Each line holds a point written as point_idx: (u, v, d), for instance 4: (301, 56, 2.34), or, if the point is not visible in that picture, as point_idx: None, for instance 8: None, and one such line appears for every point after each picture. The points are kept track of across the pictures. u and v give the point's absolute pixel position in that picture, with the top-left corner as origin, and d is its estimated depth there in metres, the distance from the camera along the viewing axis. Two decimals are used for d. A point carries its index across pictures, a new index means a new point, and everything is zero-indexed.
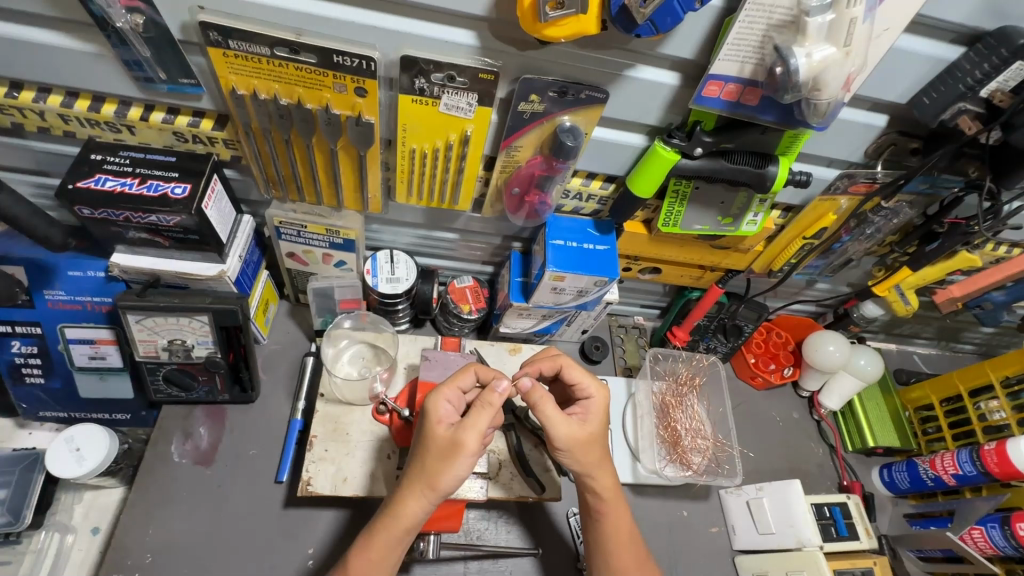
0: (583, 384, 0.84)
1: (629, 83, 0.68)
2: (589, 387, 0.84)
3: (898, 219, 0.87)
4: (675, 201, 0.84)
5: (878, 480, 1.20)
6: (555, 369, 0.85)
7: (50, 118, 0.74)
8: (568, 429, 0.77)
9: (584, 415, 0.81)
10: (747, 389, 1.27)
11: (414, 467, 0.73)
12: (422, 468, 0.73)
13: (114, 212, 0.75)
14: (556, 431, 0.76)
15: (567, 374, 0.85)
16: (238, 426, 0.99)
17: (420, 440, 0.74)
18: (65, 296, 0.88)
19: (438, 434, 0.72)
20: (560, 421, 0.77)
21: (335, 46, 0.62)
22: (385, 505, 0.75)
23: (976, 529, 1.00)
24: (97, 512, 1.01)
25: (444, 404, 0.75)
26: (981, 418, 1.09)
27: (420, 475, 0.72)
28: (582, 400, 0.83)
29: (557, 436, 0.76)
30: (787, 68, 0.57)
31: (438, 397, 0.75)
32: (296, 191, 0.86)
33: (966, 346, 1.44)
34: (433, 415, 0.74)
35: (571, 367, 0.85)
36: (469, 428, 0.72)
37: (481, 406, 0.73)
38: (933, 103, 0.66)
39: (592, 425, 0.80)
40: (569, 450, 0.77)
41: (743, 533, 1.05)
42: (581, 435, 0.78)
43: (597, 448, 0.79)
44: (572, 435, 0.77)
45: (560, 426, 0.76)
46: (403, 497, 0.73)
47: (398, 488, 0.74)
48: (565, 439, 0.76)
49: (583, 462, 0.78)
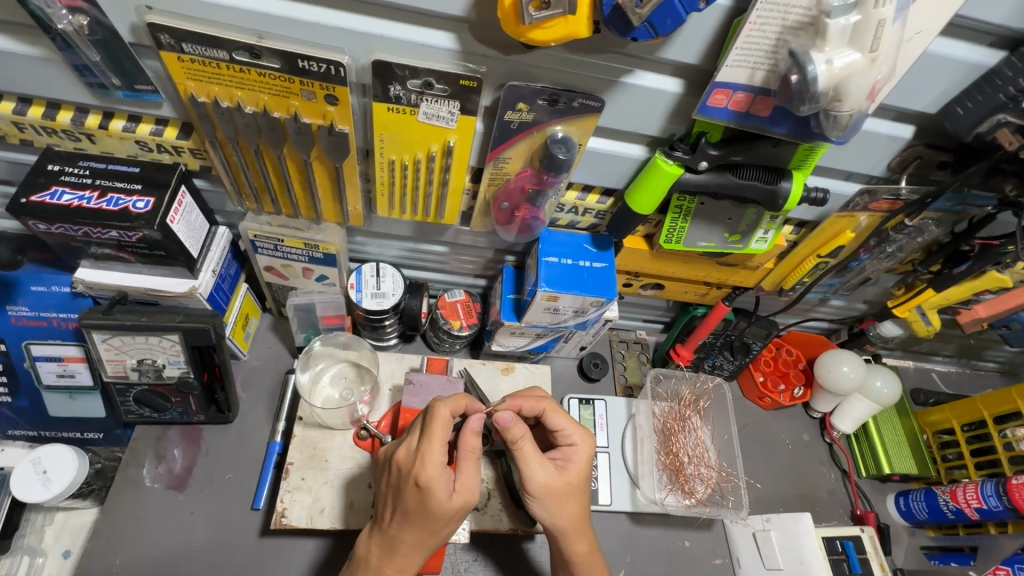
0: (568, 433, 0.76)
1: (626, 89, 0.61)
2: (574, 436, 0.76)
3: (923, 237, 0.79)
4: (678, 217, 0.78)
5: (894, 508, 1.13)
6: (536, 413, 0.76)
7: (3, 126, 0.69)
8: (544, 474, 0.71)
9: (565, 464, 0.75)
10: (754, 409, 1.20)
11: (406, 530, 0.67)
12: (418, 532, 0.66)
13: (72, 227, 0.69)
14: (530, 473, 0.71)
15: (550, 421, 0.76)
16: (214, 448, 0.95)
17: (411, 505, 0.65)
18: (29, 312, 0.84)
19: (435, 502, 0.64)
20: (537, 465, 0.71)
21: (299, 51, 0.56)
22: (367, 565, 0.69)
23: (1002, 569, 0.92)
24: (69, 534, 0.97)
25: (437, 467, 0.65)
26: (1006, 447, 1.02)
27: (419, 539, 0.67)
28: (564, 446, 0.76)
29: (530, 481, 0.71)
30: (804, 76, 0.50)
31: (430, 460, 0.64)
32: (271, 203, 0.81)
33: (988, 364, 1.36)
34: (433, 484, 0.64)
35: (555, 413, 0.76)
36: (472, 489, 0.67)
37: (469, 456, 0.67)
38: (968, 114, 0.59)
39: (571, 476, 0.74)
40: (541, 500, 0.72)
41: (748, 567, 0.99)
42: (558, 483, 0.72)
43: (574, 502, 0.73)
44: (545, 482, 0.71)
45: (535, 470, 0.71)
46: (397, 559, 0.67)
47: (389, 552, 0.67)
48: (539, 485, 0.71)
49: (556, 516, 0.72)
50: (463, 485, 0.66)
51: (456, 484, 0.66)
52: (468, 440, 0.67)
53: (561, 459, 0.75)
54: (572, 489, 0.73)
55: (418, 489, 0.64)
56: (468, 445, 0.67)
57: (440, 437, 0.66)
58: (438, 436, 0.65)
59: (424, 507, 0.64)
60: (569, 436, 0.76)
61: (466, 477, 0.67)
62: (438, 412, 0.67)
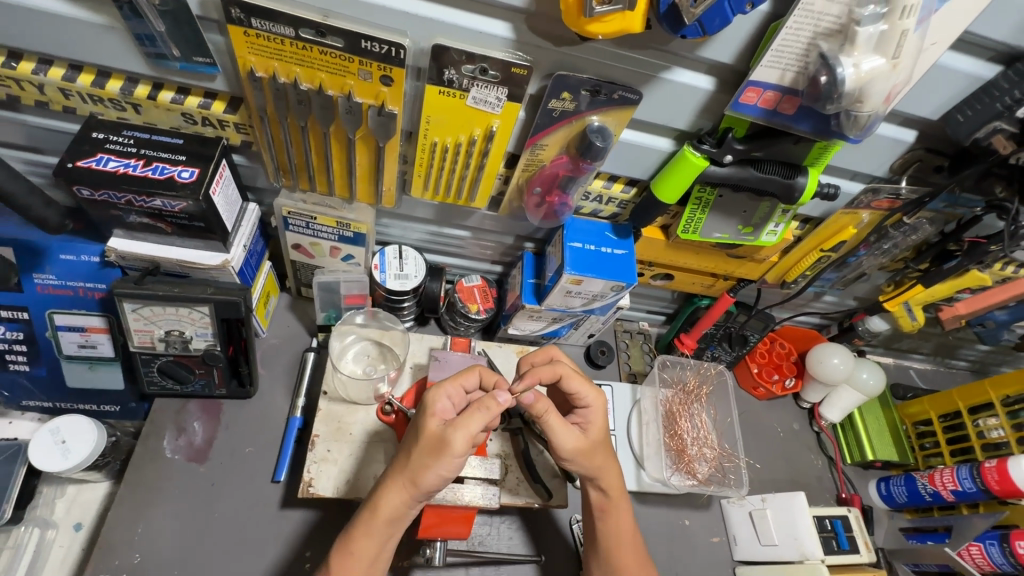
0: (581, 393, 0.80)
1: (663, 84, 0.66)
2: (588, 398, 0.80)
3: (917, 235, 0.86)
4: (697, 208, 0.83)
5: (875, 493, 1.21)
6: (554, 379, 0.79)
7: (49, 92, 0.70)
8: (574, 437, 0.76)
9: (585, 425, 0.80)
10: (749, 399, 1.27)
11: (399, 458, 0.72)
12: (404, 460, 0.70)
13: (116, 194, 0.71)
14: (559, 440, 0.76)
15: (567, 383, 0.80)
16: (234, 422, 0.96)
17: (410, 432, 0.72)
18: (56, 281, 0.84)
19: (427, 428, 0.70)
20: (564, 431, 0.76)
21: (364, 31, 0.59)
22: (368, 500, 0.73)
23: (975, 545, 1.01)
24: (80, 507, 0.97)
25: (442, 400, 0.73)
26: (979, 435, 1.10)
27: (404, 469, 0.70)
28: (581, 408, 0.81)
29: (564, 446, 0.76)
30: (832, 78, 0.56)
31: (436, 392, 0.73)
32: (308, 180, 0.83)
33: (961, 363, 1.46)
34: (427, 408, 0.72)
35: (572, 375, 0.80)
36: (459, 428, 0.68)
37: (474, 406, 0.70)
38: (968, 120, 0.66)
39: (593, 434, 0.80)
40: (572, 461, 0.77)
41: (744, 543, 1.05)
42: (586, 440, 0.78)
43: (600, 457, 0.79)
44: (577, 443, 0.77)
45: (566, 434, 0.76)
46: (387, 489, 0.70)
47: (383, 480, 0.72)
48: (570, 449, 0.76)
49: (585, 471, 0.79)
50: (452, 421, 0.69)
51: (449, 420, 0.70)
52: (484, 396, 0.71)
53: (583, 423, 0.80)
54: (599, 441, 0.80)
55: (418, 414, 0.72)
56: (483, 399, 0.70)
57: (457, 380, 0.76)
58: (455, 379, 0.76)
59: (417, 429, 0.71)
60: (585, 398, 0.80)
61: (457, 417, 0.69)
62: (469, 366, 0.78)
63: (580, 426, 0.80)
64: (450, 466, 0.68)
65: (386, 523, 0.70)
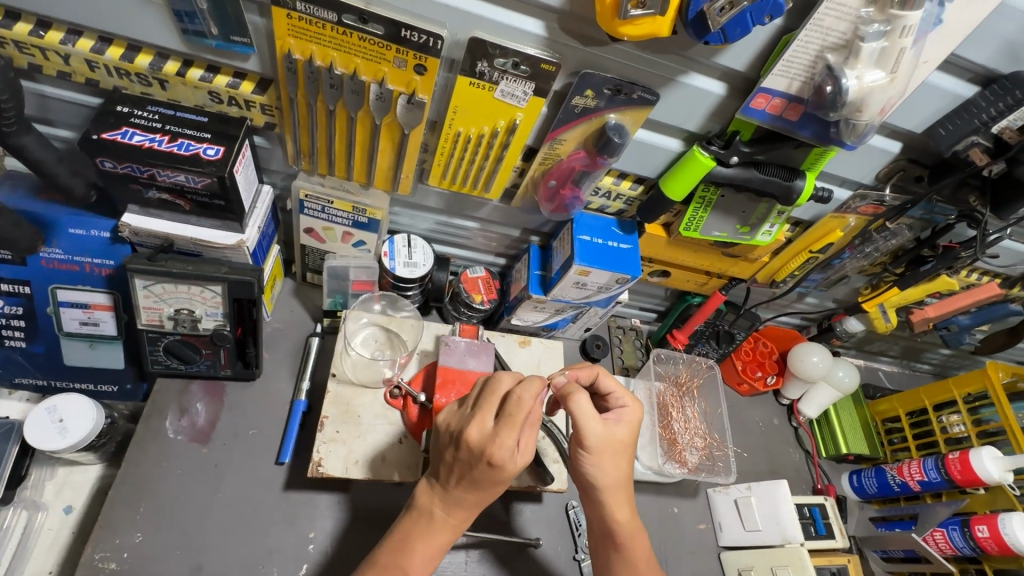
0: (617, 395, 0.84)
1: (680, 88, 0.71)
2: (626, 399, 0.83)
3: (896, 240, 0.94)
4: (700, 207, 0.88)
5: (848, 484, 1.27)
6: (591, 378, 0.85)
7: (75, 63, 0.70)
8: (601, 430, 0.77)
9: (616, 422, 0.80)
10: (733, 395, 1.33)
11: (470, 493, 0.72)
12: (483, 494, 0.72)
13: (139, 168, 0.71)
14: (589, 430, 0.77)
15: (602, 382, 0.84)
16: (238, 404, 0.96)
17: (483, 477, 0.69)
18: (62, 255, 0.83)
19: (504, 473, 0.69)
20: (595, 422, 0.77)
21: (405, 21, 0.62)
22: (428, 516, 0.74)
23: (939, 530, 1.09)
24: (71, 490, 0.93)
25: (511, 447, 0.68)
26: (942, 430, 1.18)
27: (484, 496, 0.72)
28: (616, 408, 0.82)
29: (590, 437, 0.76)
30: (837, 87, 0.62)
31: (506, 444, 0.68)
32: (327, 164, 0.84)
33: (924, 366, 1.56)
34: (507, 464, 0.68)
35: (607, 376, 0.85)
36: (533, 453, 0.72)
37: (537, 429, 0.72)
38: (949, 134, 0.73)
39: (623, 433, 0.80)
40: (598, 454, 0.77)
41: (729, 530, 1.10)
42: (612, 439, 0.78)
43: (625, 457, 0.80)
44: (602, 436, 0.77)
45: (594, 426, 0.77)
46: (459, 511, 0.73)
47: (451, 506, 0.73)
48: (598, 439, 0.77)
49: (607, 473, 0.78)
50: (529, 451, 0.71)
51: (524, 454, 0.71)
52: (536, 412, 0.71)
53: (610, 419, 0.81)
54: (624, 445, 0.79)
55: (491, 467, 0.68)
56: (536, 416, 0.71)
57: (517, 424, 0.69)
58: (517, 422, 0.68)
59: (496, 479, 0.69)
60: (619, 399, 0.83)
61: (530, 447, 0.71)
62: (522, 399, 0.69)
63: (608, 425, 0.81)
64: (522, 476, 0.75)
65: (456, 530, 0.75)
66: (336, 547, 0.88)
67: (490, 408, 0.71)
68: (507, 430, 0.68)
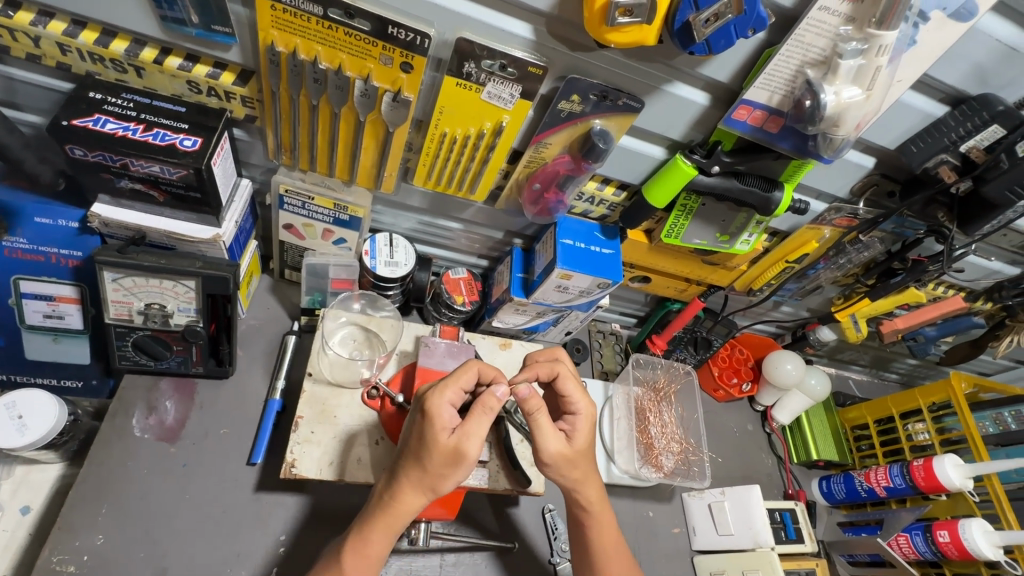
0: (576, 401, 0.82)
1: (665, 96, 0.71)
2: (578, 404, 0.82)
3: (869, 252, 0.97)
4: (681, 215, 0.89)
5: (817, 489, 1.30)
6: (551, 377, 0.84)
7: (45, 46, 0.67)
8: (560, 443, 0.77)
9: (571, 433, 0.81)
10: (709, 401, 1.35)
11: (408, 462, 0.71)
12: (415, 462, 0.69)
13: (112, 157, 0.69)
14: (545, 444, 0.77)
15: (562, 385, 0.83)
16: (209, 403, 0.93)
17: (414, 433, 0.70)
18: (26, 244, 0.80)
19: (437, 439, 0.68)
20: (552, 435, 0.77)
21: (392, 18, 0.62)
22: (377, 497, 0.73)
23: (902, 536, 1.11)
24: (28, 489, 0.89)
25: (447, 407, 0.70)
26: (908, 438, 1.22)
27: (421, 475, 0.70)
28: (570, 415, 0.82)
29: (549, 451, 0.77)
30: (816, 102, 0.63)
31: (441, 399, 0.70)
32: (309, 160, 0.83)
33: (892, 375, 1.61)
34: (436, 417, 0.69)
35: (567, 380, 0.83)
36: (471, 435, 0.69)
37: (481, 411, 0.70)
38: (920, 151, 0.75)
39: (579, 442, 0.80)
40: (555, 465, 0.78)
41: (703, 534, 1.11)
42: (572, 450, 0.79)
43: (582, 467, 0.80)
44: (563, 449, 0.78)
45: (553, 440, 0.77)
46: (401, 495, 0.71)
47: (393, 482, 0.71)
48: (553, 454, 0.77)
49: (568, 478, 0.80)
50: (465, 429, 0.69)
51: (459, 427, 0.69)
52: (486, 397, 0.71)
53: (569, 431, 0.81)
54: (583, 454, 0.80)
55: (423, 421, 0.69)
56: (486, 402, 0.70)
57: (458, 383, 0.72)
58: (454, 381, 0.72)
59: (424, 439, 0.69)
60: (576, 402, 0.82)
61: (467, 424, 0.69)
62: (469, 364, 0.75)
63: (566, 434, 0.81)
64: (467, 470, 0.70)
65: (398, 521, 0.71)
66: (307, 549, 0.87)
67: (445, 377, 0.77)
68: (445, 389, 0.71)
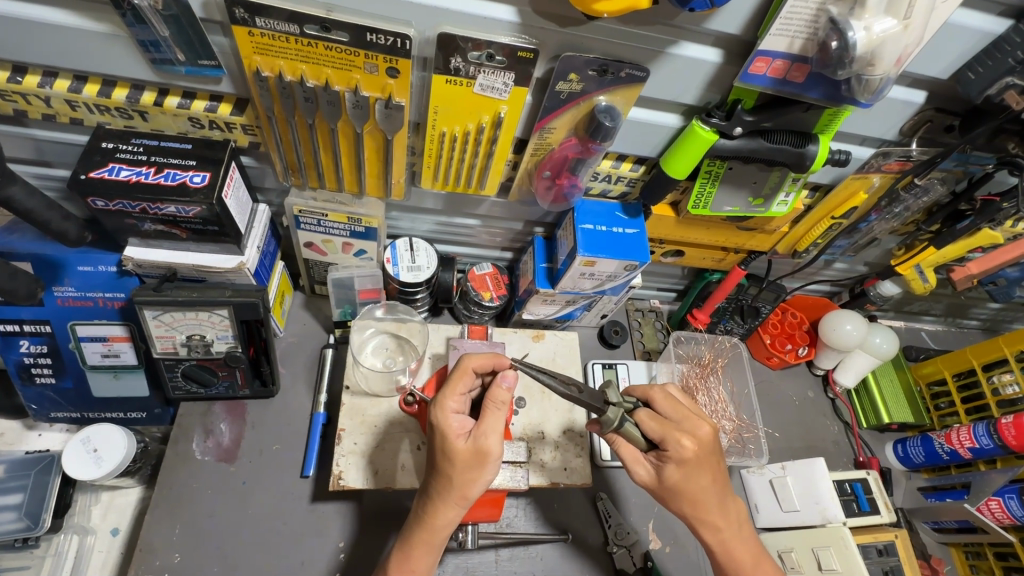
0: (665, 438, 0.73)
1: (671, 59, 0.65)
2: (673, 443, 0.72)
3: (928, 197, 0.88)
4: (706, 182, 0.83)
5: (891, 454, 1.19)
6: (645, 399, 0.81)
7: (56, 104, 0.70)
8: (647, 472, 0.76)
9: (665, 460, 0.74)
10: (765, 370, 1.24)
11: (435, 480, 0.70)
12: (442, 478, 0.69)
13: (130, 203, 0.71)
14: (636, 471, 0.77)
15: (640, 419, 0.75)
16: (260, 421, 0.97)
17: (434, 452, 0.70)
18: (75, 292, 0.85)
19: (457, 448, 0.68)
20: (637, 463, 0.76)
21: (368, 24, 0.60)
22: (416, 516, 0.73)
23: (994, 500, 1.00)
24: (116, 513, 0.96)
25: (453, 415, 0.70)
26: (994, 393, 1.08)
27: (450, 490, 0.69)
28: (667, 448, 0.73)
29: (639, 479, 0.77)
30: (844, 42, 0.57)
31: (445, 409, 0.70)
32: (317, 177, 0.83)
33: (973, 322, 1.46)
34: (445, 426, 0.69)
35: (647, 418, 0.75)
36: (489, 433, 0.68)
37: (493, 408, 0.70)
38: (979, 78, 0.66)
39: (675, 478, 0.73)
40: (655, 491, 0.77)
41: (767, 511, 1.05)
42: (665, 485, 0.75)
43: (690, 492, 0.74)
44: (650, 481, 0.76)
45: (637, 469, 0.76)
46: (435, 511, 0.70)
47: (427, 500, 0.71)
48: (638, 480, 0.77)
49: (682, 507, 0.76)
50: (481, 429, 0.68)
51: (473, 430, 0.69)
52: (492, 391, 0.70)
53: (658, 461, 0.75)
54: (689, 494, 0.74)
55: (435, 434, 0.70)
56: (496, 396, 0.70)
57: (457, 390, 0.72)
58: (456, 385, 0.71)
59: (445, 454, 0.69)
60: (667, 440, 0.73)
61: (481, 423, 0.69)
62: (461, 361, 0.74)
63: (660, 462, 0.74)
64: (493, 469, 0.69)
65: (436, 536, 0.71)
66: (365, 552, 0.90)
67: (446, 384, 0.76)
68: (448, 399, 0.71)
